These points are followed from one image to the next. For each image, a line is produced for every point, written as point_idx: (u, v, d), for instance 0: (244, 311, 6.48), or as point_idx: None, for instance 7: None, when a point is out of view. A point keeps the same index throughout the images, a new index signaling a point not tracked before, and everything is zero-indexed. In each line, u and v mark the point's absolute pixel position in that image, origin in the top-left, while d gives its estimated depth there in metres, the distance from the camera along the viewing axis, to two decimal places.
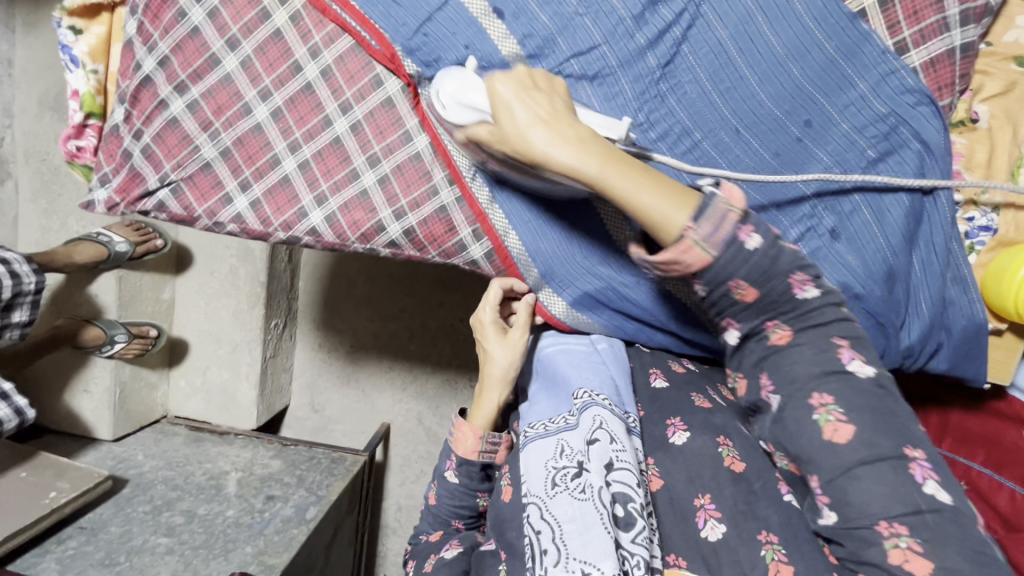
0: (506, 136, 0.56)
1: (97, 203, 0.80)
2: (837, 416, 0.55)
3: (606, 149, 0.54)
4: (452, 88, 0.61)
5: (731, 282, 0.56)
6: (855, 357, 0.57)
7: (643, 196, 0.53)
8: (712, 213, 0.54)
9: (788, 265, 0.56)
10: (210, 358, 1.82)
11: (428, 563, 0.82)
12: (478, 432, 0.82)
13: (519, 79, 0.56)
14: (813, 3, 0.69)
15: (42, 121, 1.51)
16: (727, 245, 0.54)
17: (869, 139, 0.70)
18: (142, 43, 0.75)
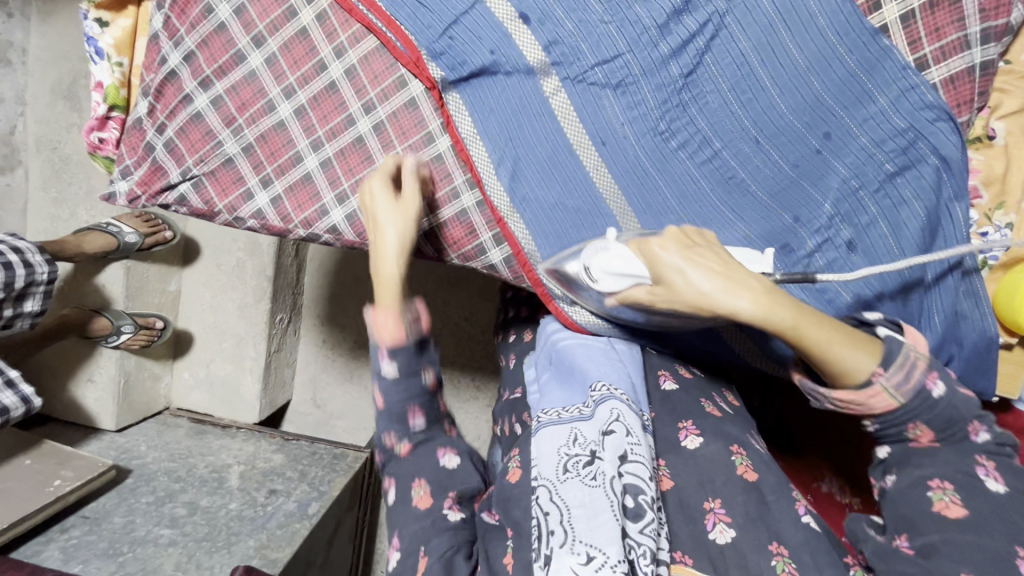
0: (683, 299, 0.60)
1: (118, 195, 0.80)
2: (953, 498, 0.56)
3: (791, 301, 0.57)
4: (601, 261, 0.67)
5: (912, 423, 0.59)
6: (993, 474, 0.57)
7: (835, 348, 0.58)
8: (899, 360, 0.58)
9: (968, 411, 0.58)
10: (214, 351, 1.82)
11: (418, 498, 0.70)
12: (394, 311, 0.69)
13: (678, 241, 0.62)
14: (836, 17, 0.69)
15: (54, 109, 1.51)
16: (916, 392, 0.58)
17: (888, 153, 0.70)
18: (168, 38, 0.76)
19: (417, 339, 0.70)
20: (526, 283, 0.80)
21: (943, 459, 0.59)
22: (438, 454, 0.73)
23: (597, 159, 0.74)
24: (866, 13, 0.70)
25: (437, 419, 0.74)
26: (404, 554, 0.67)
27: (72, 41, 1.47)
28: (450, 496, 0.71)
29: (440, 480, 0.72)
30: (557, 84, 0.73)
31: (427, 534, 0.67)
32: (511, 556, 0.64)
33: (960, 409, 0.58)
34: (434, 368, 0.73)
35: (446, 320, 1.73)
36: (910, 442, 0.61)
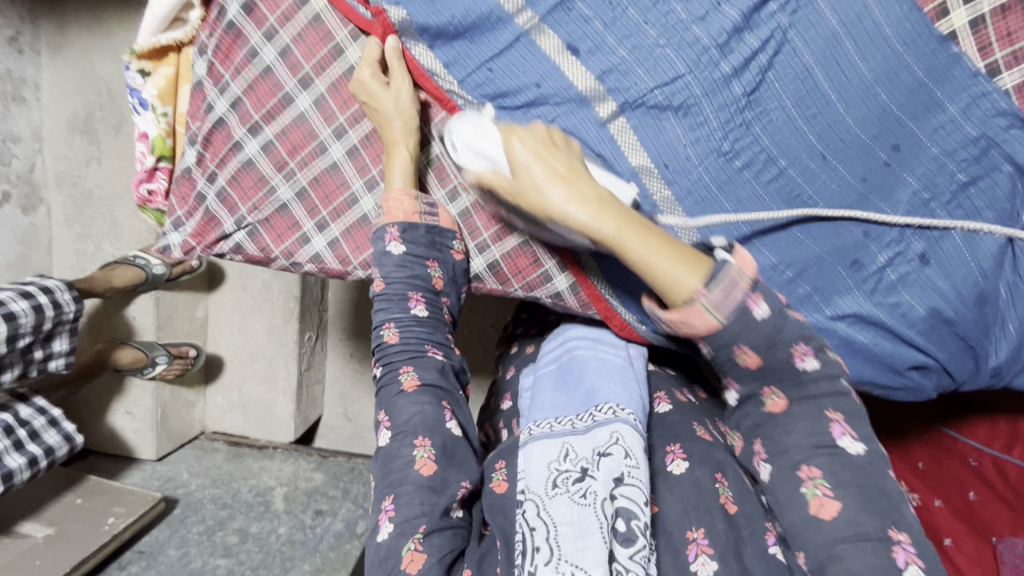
0: (524, 195, 0.62)
1: (173, 248, 0.80)
2: (824, 488, 0.55)
3: (621, 212, 0.59)
4: (467, 137, 0.67)
5: (736, 347, 0.56)
6: (847, 431, 0.55)
7: (653, 257, 0.57)
8: (723, 278, 0.55)
9: (790, 335, 0.56)
10: (245, 374, 1.82)
11: (422, 463, 0.67)
12: (411, 194, 0.72)
13: (538, 137, 0.63)
14: (902, 25, 0.67)
15: (72, 143, 1.49)
16: (739, 312, 0.55)
17: (960, 162, 0.69)
18: (214, 85, 0.75)
19: (429, 226, 0.74)
20: (594, 311, 0.81)
21: (800, 428, 0.57)
22: (444, 409, 0.71)
23: (661, 182, 0.73)
24: (933, 21, 0.68)
25: (441, 327, 0.76)
26: (398, 531, 0.64)
27: (85, 74, 1.45)
28: (461, 485, 0.68)
29: (445, 442, 0.69)
30: (615, 110, 0.71)
31: (429, 518, 0.65)
32: (502, 563, 0.63)
33: (783, 330, 0.56)
34: (444, 264, 0.77)
35: (472, 326, 1.59)
36: (763, 404, 0.59)
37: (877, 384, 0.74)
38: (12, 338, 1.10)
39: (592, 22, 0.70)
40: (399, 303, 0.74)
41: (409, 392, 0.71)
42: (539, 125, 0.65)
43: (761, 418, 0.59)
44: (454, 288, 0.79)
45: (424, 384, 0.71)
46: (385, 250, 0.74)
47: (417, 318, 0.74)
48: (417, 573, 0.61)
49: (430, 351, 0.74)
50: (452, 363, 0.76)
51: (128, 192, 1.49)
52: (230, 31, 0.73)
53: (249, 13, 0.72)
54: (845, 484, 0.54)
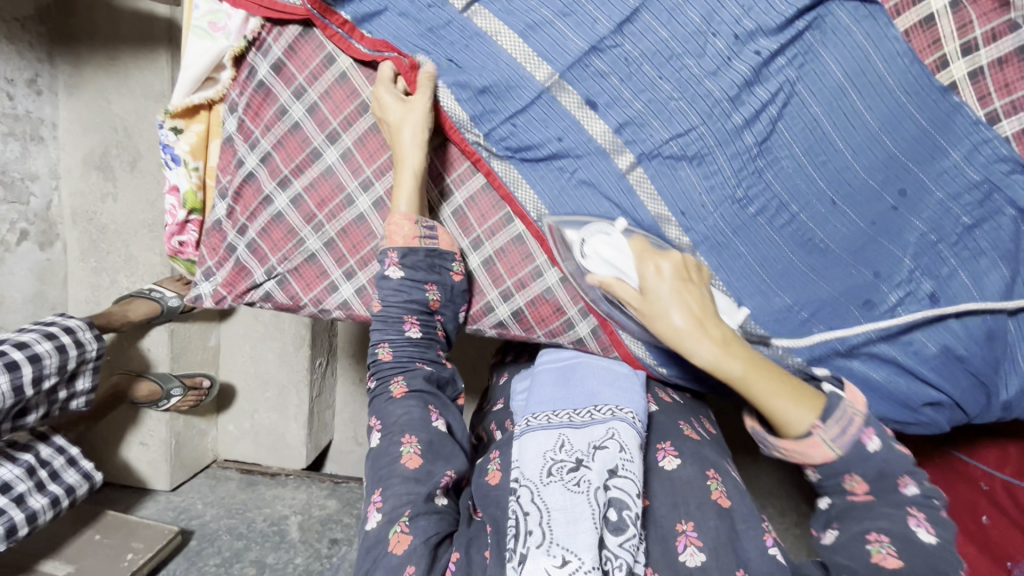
0: (654, 319, 0.65)
1: (204, 297, 0.82)
2: (889, 549, 0.54)
3: (748, 353, 0.61)
4: (598, 243, 0.70)
5: (847, 474, 0.58)
6: (925, 524, 0.55)
7: (773, 396, 0.60)
8: (838, 415, 0.58)
9: (897, 464, 0.57)
10: (257, 401, 1.83)
11: (408, 458, 0.67)
12: (412, 218, 0.73)
13: (676, 267, 0.66)
14: (905, 76, 0.70)
15: (88, 180, 1.52)
16: (853, 447, 0.57)
17: (964, 206, 0.72)
18: (244, 141, 0.78)
19: (429, 250, 0.75)
20: (615, 353, 0.82)
21: (880, 512, 0.56)
22: (431, 411, 0.71)
23: (679, 230, 0.76)
24: (933, 72, 0.70)
25: (433, 346, 0.76)
26: (385, 518, 0.64)
27: (100, 112, 1.47)
28: (446, 473, 0.67)
29: (430, 437, 0.69)
30: (633, 161, 0.75)
31: (412, 504, 0.64)
32: (490, 549, 0.63)
33: (896, 464, 0.57)
34: (443, 286, 0.77)
35: (477, 349, 1.56)
36: (848, 494, 0.59)
37: (890, 419, 0.76)
38: (38, 380, 1.12)
39: (609, 78, 0.73)
40: (396, 325, 0.74)
41: (398, 398, 0.71)
42: (674, 252, 0.69)
43: (842, 506, 0.59)
44: (450, 307, 0.79)
45: (412, 390, 0.72)
46: (383, 275, 0.75)
47: (411, 340, 0.75)
48: (402, 556, 0.61)
49: (420, 365, 0.74)
50: (442, 375, 0.76)
51: (144, 227, 1.51)
52: (259, 90, 0.76)
53: (279, 73, 0.76)
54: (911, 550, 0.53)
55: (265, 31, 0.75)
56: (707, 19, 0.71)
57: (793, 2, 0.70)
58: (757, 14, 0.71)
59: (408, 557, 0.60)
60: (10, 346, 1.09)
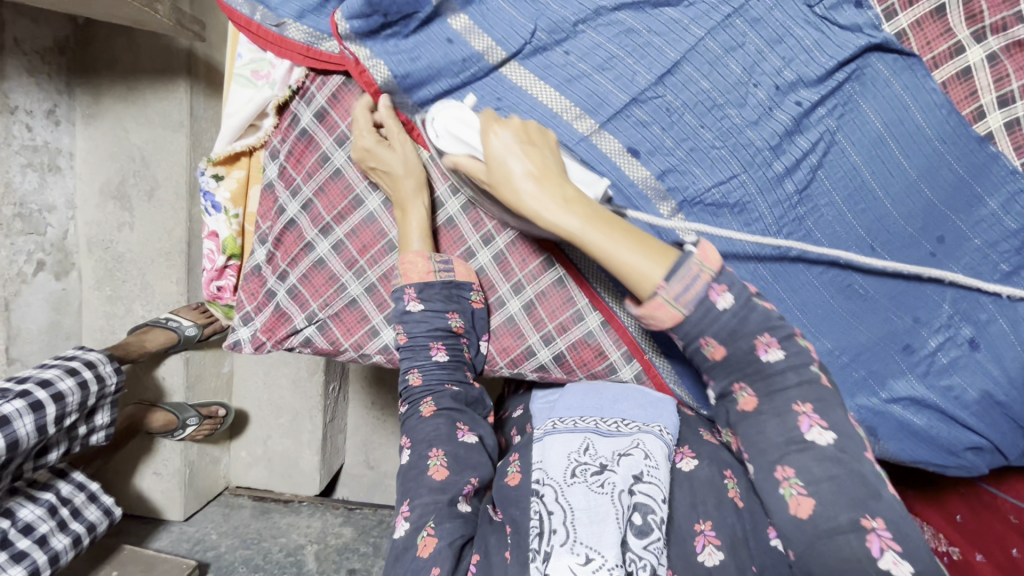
0: (500, 187, 0.63)
1: (243, 342, 0.82)
2: (799, 488, 0.50)
3: (588, 209, 0.58)
4: (448, 120, 0.66)
5: (701, 338, 0.52)
6: (815, 419, 0.51)
7: (616, 251, 0.55)
8: (682, 270, 0.52)
9: (756, 325, 0.52)
10: (270, 427, 1.81)
11: (434, 469, 0.64)
12: (424, 255, 0.73)
13: (516, 131, 0.64)
14: (943, 127, 0.72)
15: (104, 210, 1.51)
16: (699, 304, 0.51)
17: (1002, 253, 0.73)
18: (285, 187, 0.78)
19: (446, 283, 0.74)
20: None
21: (773, 428, 0.52)
22: (458, 427, 0.69)
23: None
24: (971, 122, 0.72)
25: (461, 367, 0.74)
26: (412, 526, 0.61)
27: (118, 142, 1.46)
28: (469, 482, 0.64)
29: (453, 447, 0.66)
30: (675, 208, 0.75)
31: (434, 512, 0.61)
32: (510, 549, 0.58)
33: (752, 324, 0.52)
34: (464, 314, 0.76)
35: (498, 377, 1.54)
36: (737, 404, 0.54)
37: (930, 462, 0.76)
38: (61, 418, 1.11)
39: (650, 127, 0.74)
40: (422, 351, 0.73)
41: (426, 416, 0.69)
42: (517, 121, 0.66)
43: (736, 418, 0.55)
44: (472, 334, 0.77)
45: (441, 408, 0.69)
46: (404, 310, 0.74)
47: (438, 363, 0.72)
48: (428, 559, 0.58)
49: (448, 385, 0.72)
50: (471, 394, 0.73)
51: (160, 256, 1.50)
52: (302, 137, 0.77)
53: (322, 120, 0.76)
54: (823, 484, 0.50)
55: (309, 80, 0.76)
56: (748, 69, 0.73)
57: (834, 54, 0.72)
58: (798, 66, 0.72)
59: (434, 560, 0.58)
60: (33, 384, 1.08)
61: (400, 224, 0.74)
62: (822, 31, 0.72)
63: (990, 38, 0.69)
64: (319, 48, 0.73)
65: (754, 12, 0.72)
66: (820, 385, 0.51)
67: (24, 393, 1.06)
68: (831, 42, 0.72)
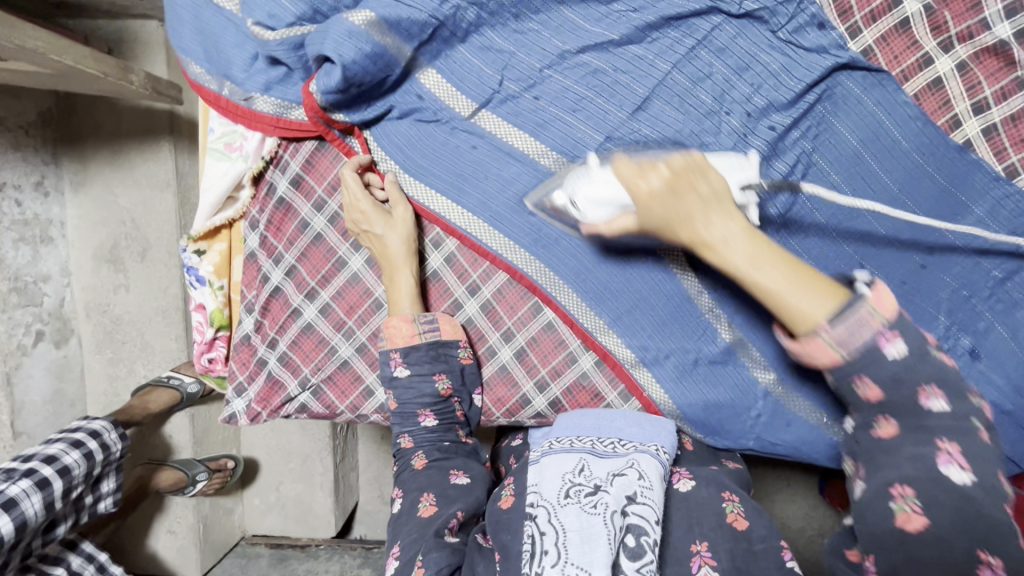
0: (667, 232, 0.59)
1: (238, 414, 0.82)
2: (915, 508, 0.49)
3: (754, 242, 0.54)
4: (584, 190, 0.64)
5: (857, 380, 0.48)
6: (958, 460, 0.48)
7: (779, 288, 0.51)
8: (855, 316, 0.47)
9: (921, 372, 0.48)
10: (281, 473, 1.78)
11: (422, 508, 0.65)
12: (408, 317, 0.73)
13: (660, 171, 0.59)
14: (920, 138, 0.71)
15: (99, 274, 1.52)
16: (866, 350, 0.47)
17: (993, 260, 0.72)
18: (268, 256, 0.78)
19: (431, 343, 0.73)
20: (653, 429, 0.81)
21: (904, 455, 0.49)
22: (450, 472, 0.69)
23: (711, 302, 0.74)
24: (948, 131, 0.72)
25: (453, 428, 0.74)
26: (401, 564, 0.61)
27: (107, 207, 1.47)
28: (455, 514, 0.64)
29: (442, 487, 0.67)
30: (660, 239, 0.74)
31: (420, 544, 0.61)
32: None
33: (918, 373, 0.47)
34: (451, 372, 0.75)
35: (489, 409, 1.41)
36: (872, 429, 0.51)
37: None
38: (68, 491, 1.11)
39: None
40: (410, 420, 0.72)
41: (418, 469, 0.70)
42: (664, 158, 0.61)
43: (867, 446, 0.52)
44: (466, 388, 0.76)
45: (433, 461, 0.70)
46: (392, 375, 0.73)
47: (428, 429, 0.72)
48: None
49: (444, 444, 0.72)
50: (465, 447, 0.73)
51: (157, 314, 1.51)
52: (280, 206, 0.77)
53: (298, 188, 0.77)
54: (940, 503, 0.48)
55: (282, 149, 0.77)
56: (718, 97, 0.72)
57: (802, 77, 0.71)
58: (768, 91, 0.72)
59: None
60: (38, 462, 1.08)
61: (389, 289, 0.74)
62: (788, 55, 0.71)
63: (957, 47, 0.69)
64: (288, 116, 0.73)
65: (718, 42, 0.72)
66: (981, 437, 0.48)
67: (29, 472, 1.06)
68: (798, 65, 0.71)
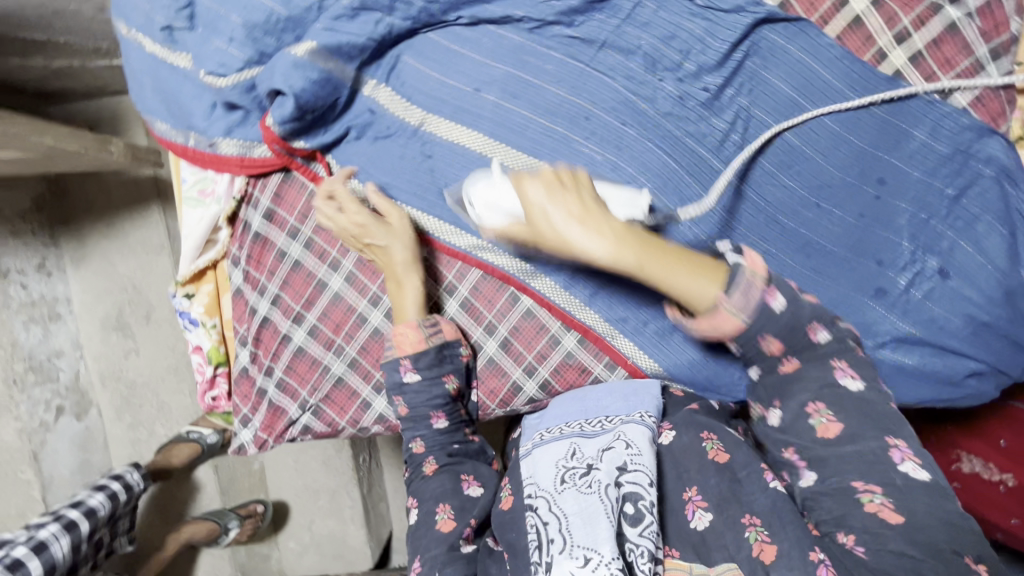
0: (541, 234, 0.58)
1: (247, 444, 0.85)
2: (827, 416, 0.55)
3: (641, 239, 0.55)
4: (482, 194, 0.65)
5: (759, 335, 0.54)
6: (850, 373, 0.55)
7: (674, 278, 0.54)
8: (740, 278, 0.54)
9: (806, 312, 0.55)
10: (312, 512, 1.72)
11: (441, 522, 0.67)
12: (414, 324, 0.75)
13: (546, 180, 0.58)
14: (850, 77, 0.74)
15: (109, 342, 1.56)
16: (758, 310, 0.53)
17: (944, 179, 0.74)
18: (252, 289, 0.82)
19: (437, 346, 0.75)
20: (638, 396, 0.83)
21: (811, 378, 0.56)
22: (463, 479, 0.71)
23: None
24: (876, 64, 0.75)
25: (461, 428, 0.76)
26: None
27: (108, 276, 1.53)
28: (470, 523, 0.67)
29: (458, 498, 0.69)
30: None
31: (438, 562, 0.63)
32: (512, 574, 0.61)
33: (803, 315, 0.55)
34: (458, 372, 0.77)
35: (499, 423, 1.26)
36: (777, 363, 0.57)
37: (935, 399, 0.75)
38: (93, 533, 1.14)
39: (576, 143, 0.76)
40: (411, 420, 0.74)
41: (428, 475, 0.71)
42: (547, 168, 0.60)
43: (777, 382, 0.57)
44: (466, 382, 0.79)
45: (443, 465, 0.72)
46: (401, 381, 0.75)
47: (439, 430, 0.74)
48: None
49: (453, 448, 0.74)
50: (471, 448, 0.75)
51: (169, 372, 1.56)
52: (257, 240, 0.81)
53: (271, 220, 0.81)
54: (847, 412, 0.54)
55: (251, 187, 0.81)
56: (650, 67, 0.76)
57: (726, 38, 0.74)
58: (696, 56, 0.75)
59: None
60: (66, 506, 1.11)
61: (395, 297, 0.76)
62: (709, 19, 0.75)
63: None
64: (252, 155, 0.78)
65: (642, 17, 0.75)
66: (858, 353, 0.56)
67: (57, 516, 1.09)
68: (720, 26, 0.74)
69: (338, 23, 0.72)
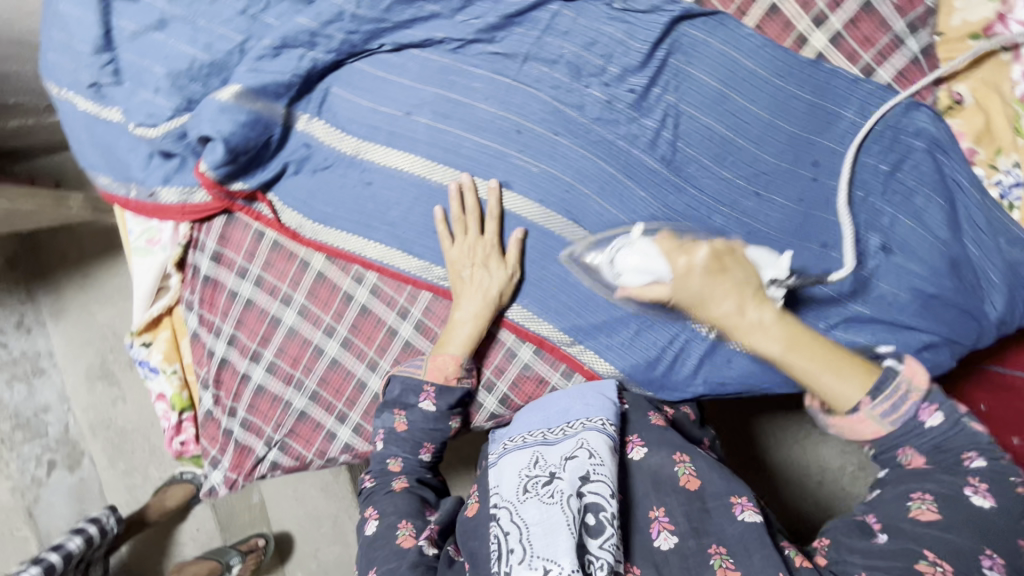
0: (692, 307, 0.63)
1: (217, 486, 0.85)
2: (930, 506, 0.55)
3: (798, 335, 0.58)
4: (626, 259, 0.68)
5: (900, 448, 0.59)
6: (985, 494, 0.54)
7: (820, 375, 0.58)
8: (888, 392, 0.57)
9: (960, 437, 0.58)
10: (316, 540, 1.68)
11: (402, 537, 0.65)
12: (457, 358, 0.75)
13: (707, 257, 0.62)
14: (774, 64, 0.75)
15: (94, 392, 1.54)
16: (906, 421, 0.58)
17: (877, 155, 0.74)
18: (208, 332, 0.83)
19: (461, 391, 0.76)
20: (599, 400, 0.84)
21: (933, 477, 0.57)
22: (427, 507, 0.71)
23: None
24: (797, 49, 0.76)
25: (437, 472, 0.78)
26: None
27: (88, 325, 1.53)
28: (426, 534, 0.66)
29: (421, 517, 0.68)
30: (561, 220, 0.77)
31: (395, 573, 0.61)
32: None
33: (954, 439, 0.57)
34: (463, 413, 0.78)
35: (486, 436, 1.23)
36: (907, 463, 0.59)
37: None
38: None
39: (510, 157, 0.76)
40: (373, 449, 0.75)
41: (396, 491, 0.71)
42: (708, 245, 0.64)
43: (897, 475, 0.59)
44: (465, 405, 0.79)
45: (411, 486, 0.72)
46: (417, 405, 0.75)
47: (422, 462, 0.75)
48: None
49: (427, 479, 0.75)
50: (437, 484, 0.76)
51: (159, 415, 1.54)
52: (207, 283, 0.82)
53: (219, 261, 0.82)
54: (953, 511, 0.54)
55: (197, 231, 0.82)
56: (575, 74, 0.76)
57: (646, 38, 0.75)
58: (619, 58, 0.75)
59: None
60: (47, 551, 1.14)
61: (451, 326, 0.76)
62: (627, 21, 0.75)
63: None
64: (192, 201, 0.79)
65: (562, 26, 0.76)
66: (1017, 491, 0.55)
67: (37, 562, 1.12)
68: (639, 28, 0.75)
69: (261, 63, 0.73)
